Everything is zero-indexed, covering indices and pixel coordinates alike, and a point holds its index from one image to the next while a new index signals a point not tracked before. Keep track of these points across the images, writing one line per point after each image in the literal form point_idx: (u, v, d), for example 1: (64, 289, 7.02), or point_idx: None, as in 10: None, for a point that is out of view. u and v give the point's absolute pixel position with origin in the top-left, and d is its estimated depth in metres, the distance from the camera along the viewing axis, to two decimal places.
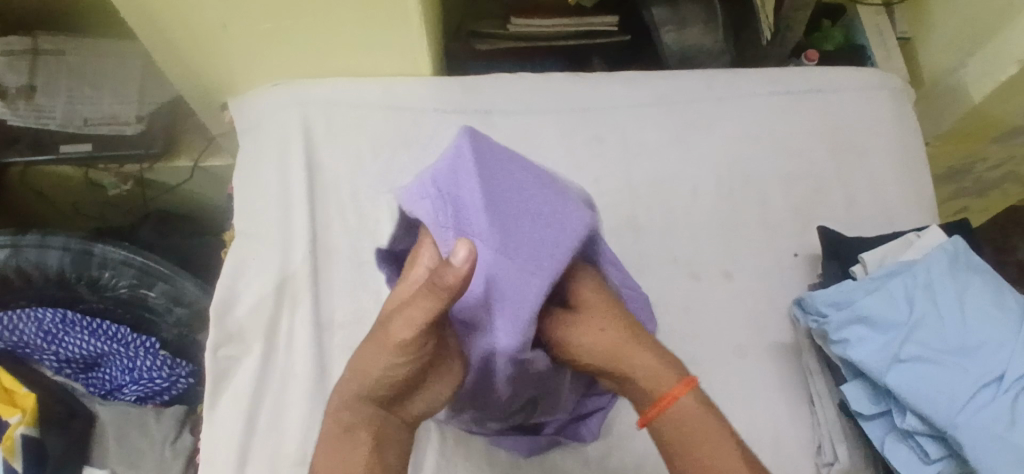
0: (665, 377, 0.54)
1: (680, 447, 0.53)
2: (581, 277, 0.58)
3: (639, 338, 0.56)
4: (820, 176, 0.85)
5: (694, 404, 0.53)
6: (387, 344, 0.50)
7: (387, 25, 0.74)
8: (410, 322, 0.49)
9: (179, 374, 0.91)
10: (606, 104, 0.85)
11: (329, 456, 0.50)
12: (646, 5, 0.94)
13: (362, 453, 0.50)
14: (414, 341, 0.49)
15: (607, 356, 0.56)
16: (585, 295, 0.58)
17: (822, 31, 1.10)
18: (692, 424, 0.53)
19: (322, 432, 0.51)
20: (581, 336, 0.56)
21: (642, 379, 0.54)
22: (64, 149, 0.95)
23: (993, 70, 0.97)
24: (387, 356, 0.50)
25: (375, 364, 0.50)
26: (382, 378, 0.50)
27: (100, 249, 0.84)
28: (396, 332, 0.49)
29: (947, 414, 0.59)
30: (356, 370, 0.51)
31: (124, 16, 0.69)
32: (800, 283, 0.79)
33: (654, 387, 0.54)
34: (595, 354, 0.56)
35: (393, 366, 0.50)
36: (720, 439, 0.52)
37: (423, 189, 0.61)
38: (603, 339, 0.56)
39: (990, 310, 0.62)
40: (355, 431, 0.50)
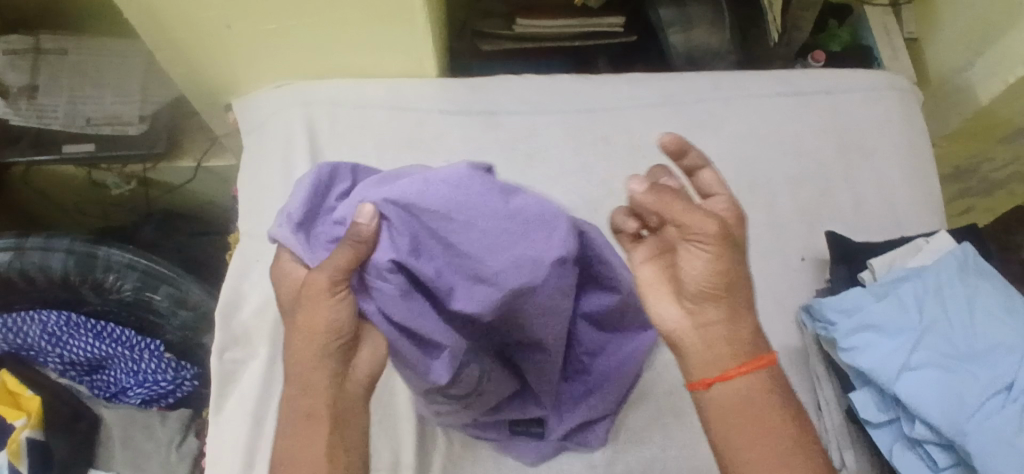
0: (750, 344, 0.52)
1: (736, 416, 0.51)
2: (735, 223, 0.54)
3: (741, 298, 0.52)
4: (829, 178, 0.84)
5: (763, 381, 0.52)
6: (313, 296, 0.52)
7: (392, 25, 0.73)
8: (331, 268, 0.52)
9: (183, 377, 0.90)
10: (612, 106, 0.84)
11: (299, 438, 0.52)
12: (653, 5, 0.93)
13: (324, 432, 0.51)
14: (341, 286, 0.52)
15: (718, 288, 0.51)
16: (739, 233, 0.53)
17: (829, 30, 1.09)
18: (745, 396, 0.51)
19: (285, 420, 0.53)
20: (725, 258, 0.50)
21: (742, 333, 0.52)
22: (67, 149, 0.94)
23: (1003, 71, 0.97)
24: (312, 317, 0.52)
25: (304, 330, 0.52)
26: (322, 333, 0.52)
27: (105, 251, 0.84)
28: (323, 278, 0.52)
29: (955, 421, 0.58)
30: (297, 333, 0.53)
31: (127, 16, 0.68)
32: (808, 287, 0.78)
33: (749, 350, 0.51)
34: (731, 282, 0.51)
35: (316, 323, 0.52)
36: (778, 416, 0.51)
37: (284, 211, 0.58)
38: (731, 273, 0.51)
39: (999, 317, 0.62)
40: (312, 412, 0.52)
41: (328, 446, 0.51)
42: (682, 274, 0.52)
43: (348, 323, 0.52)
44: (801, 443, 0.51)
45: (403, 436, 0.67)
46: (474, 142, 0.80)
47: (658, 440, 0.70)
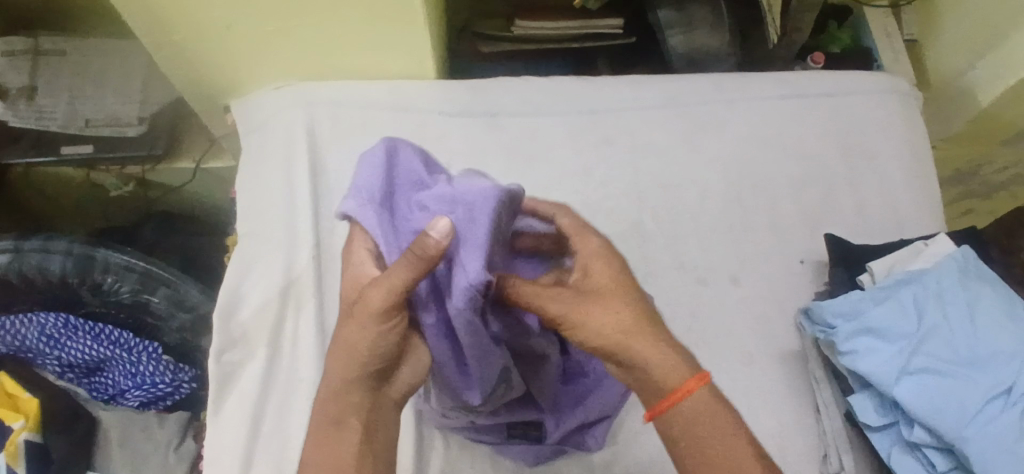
0: (682, 367, 0.55)
1: (685, 433, 0.54)
2: (605, 258, 0.59)
3: (657, 330, 0.57)
4: (829, 180, 0.84)
5: (708, 397, 0.55)
6: (364, 315, 0.52)
7: (392, 27, 0.73)
8: (388, 289, 0.51)
9: (182, 379, 0.91)
10: (613, 108, 0.84)
11: (323, 447, 0.52)
12: (653, 7, 0.93)
13: (352, 442, 0.52)
14: (392, 308, 0.51)
15: (621, 334, 0.56)
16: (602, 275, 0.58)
17: (830, 33, 1.08)
18: (699, 415, 0.54)
19: (311, 427, 0.54)
20: (604, 315, 0.56)
21: (655, 369, 0.55)
22: (67, 149, 0.94)
23: (1006, 75, 0.97)
24: (356, 335, 0.52)
25: (347, 344, 0.52)
26: (363, 352, 0.52)
27: (102, 253, 0.84)
28: (377, 300, 0.51)
29: (955, 426, 0.58)
30: (339, 347, 0.53)
31: (127, 18, 0.68)
32: (809, 290, 0.78)
33: (670, 377, 0.55)
34: (615, 331, 0.56)
35: (363, 342, 0.52)
36: (730, 433, 0.54)
37: (359, 190, 0.57)
38: (622, 318, 0.56)
39: (999, 321, 0.62)
40: (342, 421, 0.53)
41: (355, 456, 0.52)
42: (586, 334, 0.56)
43: (391, 345, 0.52)
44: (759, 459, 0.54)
45: (402, 439, 0.67)
46: (474, 144, 0.80)
47: (657, 443, 0.69)
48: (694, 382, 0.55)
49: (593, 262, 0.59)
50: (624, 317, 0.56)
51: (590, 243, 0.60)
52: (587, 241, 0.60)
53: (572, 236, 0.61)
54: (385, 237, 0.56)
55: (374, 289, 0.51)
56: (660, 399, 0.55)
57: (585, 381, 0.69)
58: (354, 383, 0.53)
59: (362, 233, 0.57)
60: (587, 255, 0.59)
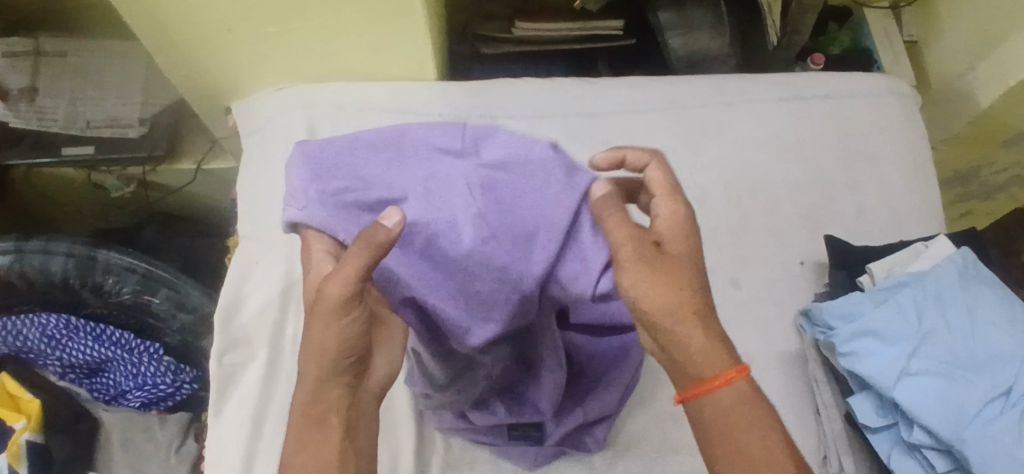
0: (722, 358, 0.53)
1: (713, 422, 0.53)
2: (686, 222, 0.54)
3: (711, 315, 0.54)
4: (829, 183, 0.84)
5: (745, 391, 0.53)
6: (325, 311, 0.50)
7: (394, 29, 0.73)
8: (344, 278, 0.49)
9: (183, 381, 0.90)
10: (612, 110, 0.84)
11: (306, 445, 0.52)
12: (654, 9, 0.93)
13: (336, 437, 0.53)
14: (352, 300, 0.50)
15: (670, 309, 0.52)
16: (681, 241, 0.54)
17: (830, 34, 1.09)
18: (736, 408, 0.53)
19: (293, 426, 0.53)
20: (662, 283, 0.52)
21: (698, 351, 0.53)
22: (67, 150, 0.94)
23: (1004, 76, 0.97)
24: (318, 332, 0.51)
25: (314, 341, 0.51)
26: (330, 349, 0.51)
27: (104, 254, 0.84)
28: (335, 292, 0.50)
29: (954, 427, 0.58)
30: (305, 345, 0.52)
31: (127, 19, 0.68)
32: (808, 292, 0.78)
33: (711, 364, 0.53)
34: (680, 299, 0.52)
35: (327, 336, 0.51)
36: (760, 432, 0.53)
37: (292, 198, 0.56)
38: (680, 292, 0.52)
39: (999, 323, 0.62)
40: (323, 418, 0.53)
41: (339, 451, 0.52)
42: (630, 298, 0.53)
43: (356, 339, 0.51)
44: (784, 456, 0.53)
45: (403, 440, 0.67)
46: None
47: (657, 444, 0.69)
48: (733, 372, 0.53)
49: (676, 224, 0.54)
50: (681, 294, 0.52)
51: (680, 201, 0.55)
52: (678, 198, 0.55)
53: (662, 190, 0.56)
54: (339, 229, 0.55)
55: (332, 280, 0.50)
56: (692, 384, 0.54)
57: (585, 382, 0.68)
58: (325, 379, 0.52)
59: (317, 235, 0.56)
60: (675, 215, 0.54)
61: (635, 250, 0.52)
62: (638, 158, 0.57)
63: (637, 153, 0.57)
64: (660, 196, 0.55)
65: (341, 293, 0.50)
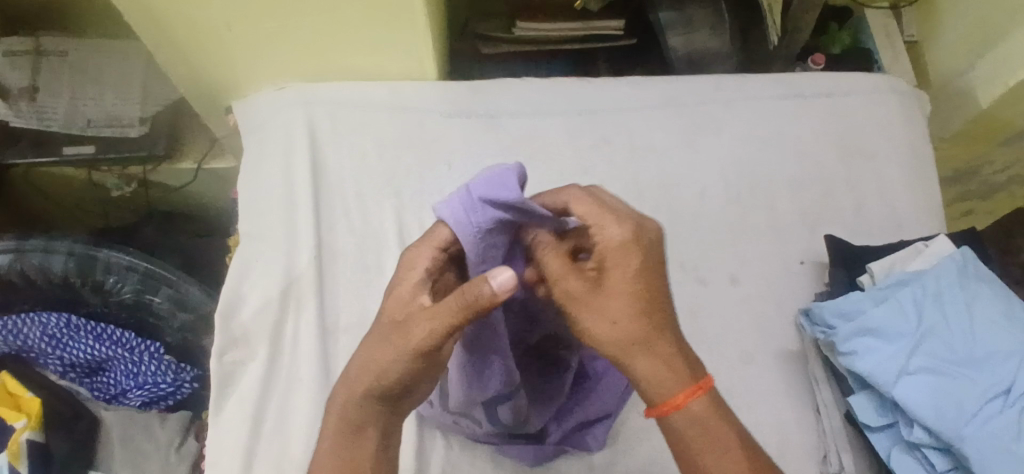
0: (678, 380, 0.53)
1: (679, 442, 0.54)
2: (625, 253, 0.54)
3: (663, 339, 0.53)
4: (828, 181, 0.84)
5: (705, 411, 0.53)
6: (400, 343, 0.53)
7: (394, 27, 0.73)
8: (432, 324, 0.51)
9: (183, 379, 0.91)
10: (612, 108, 0.84)
11: (343, 450, 0.54)
12: (654, 8, 0.94)
13: (370, 445, 0.55)
14: (433, 346, 0.52)
15: (616, 341, 0.53)
16: (618, 273, 0.54)
17: (830, 33, 1.09)
18: (692, 430, 0.53)
19: (327, 430, 0.55)
20: (600, 319, 0.53)
21: (651, 380, 0.53)
22: (67, 149, 0.94)
23: (1004, 74, 0.98)
24: (385, 356, 0.53)
25: (377, 361, 0.53)
26: (389, 375, 0.53)
27: (104, 253, 0.85)
28: (419, 334, 0.52)
29: (954, 425, 0.58)
30: (364, 364, 0.54)
31: (127, 17, 0.68)
32: (808, 290, 0.78)
33: (667, 388, 0.53)
34: (621, 332, 0.53)
35: (393, 364, 0.53)
36: (721, 446, 0.53)
37: (454, 194, 0.56)
38: (620, 324, 0.53)
39: (999, 322, 0.62)
40: (363, 427, 0.55)
41: (373, 462, 0.54)
42: (583, 334, 0.54)
43: (416, 373, 0.53)
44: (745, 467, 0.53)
45: (403, 439, 0.67)
46: (473, 145, 0.80)
47: (657, 442, 0.69)
48: (684, 396, 0.53)
49: (612, 256, 0.55)
50: (624, 324, 0.53)
51: (609, 234, 0.55)
52: (607, 230, 0.55)
53: (592, 222, 0.56)
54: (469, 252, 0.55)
55: (421, 319, 0.52)
56: (655, 407, 0.54)
57: (584, 383, 0.70)
58: (372, 397, 0.54)
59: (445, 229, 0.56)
60: (608, 249, 0.55)
61: (573, 286, 0.54)
62: (551, 203, 0.58)
63: (551, 197, 0.58)
64: (592, 225, 0.56)
65: (425, 336, 0.52)
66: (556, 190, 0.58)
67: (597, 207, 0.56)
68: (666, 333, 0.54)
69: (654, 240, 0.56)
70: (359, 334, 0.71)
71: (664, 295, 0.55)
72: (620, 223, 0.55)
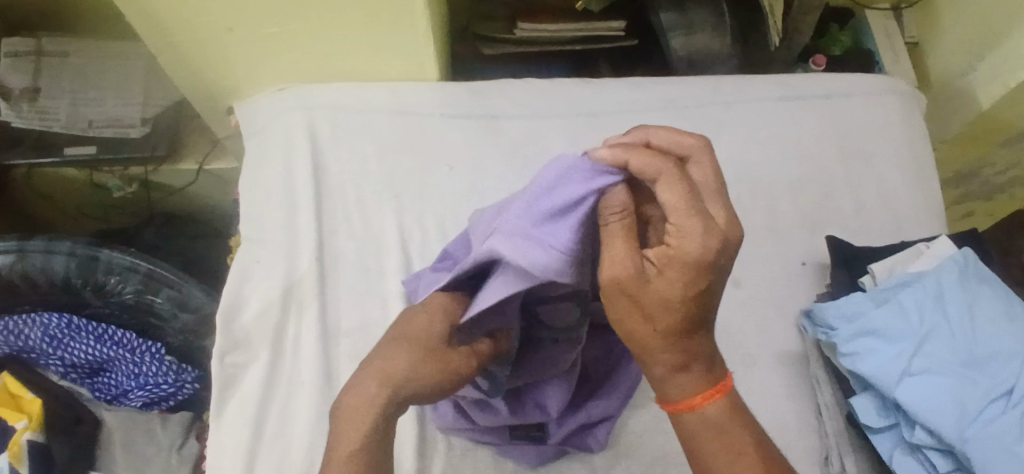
0: (697, 381, 0.53)
1: (688, 436, 0.55)
2: (697, 263, 0.48)
3: (697, 342, 0.52)
4: (830, 183, 0.84)
5: (719, 415, 0.54)
6: (446, 357, 0.56)
7: (395, 30, 0.73)
8: (473, 352, 0.57)
9: (185, 380, 0.91)
10: (613, 109, 0.84)
11: (368, 444, 0.53)
12: (655, 9, 0.93)
13: (387, 447, 0.54)
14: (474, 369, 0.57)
15: (651, 335, 0.51)
16: (675, 280, 0.49)
17: (832, 34, 1.08)
18: (705, 433, 0.54)
19: (346, 423, 0.53)
20: (643, 313, 0.50)
21: (668, 381, 0.53)
22: (68, 150, 0.94)
23: (1004, 77, 0.98)
24: (428, 364, 0.55)
25: (421, 367, 0.55)
26: (432, 379, 0.55)
27: (105, 254, 0.84)
28: (463, 354, 0.56)
29: (956, 427, 0.59)
30: (401, 358, 0.55)
31: (128, 19, 0.68)
32: (809, 292, 0.78)
33: (682, 390, 0.53)
34: (654, 333, 0.51)
35: (440, 371, 0.55)
36: (731, 452, 0.53)
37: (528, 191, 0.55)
38: (663, 324, 0.50)
39: (1001, 323, 0.62)
40: (387, 429, 0.54)
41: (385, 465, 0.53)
42: (618, 317, 0.52)
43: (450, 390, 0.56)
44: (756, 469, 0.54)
45: (404, 440, 0.67)
46: (474, 147, 0.80)
47: (657, 444, 0.69)
48: (700, 399, 0.54)
49: (678, 259, 0.48)
50: (662, 326, 0.50)
51: (690, 236, 0.47)
52: (687, 229, 0.47)
53: (675, 214, 0.48)
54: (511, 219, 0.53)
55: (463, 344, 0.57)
56: (674, 401, 0.54)
57: (585, 384, 0.70)
58: (405, 400, 0.54)
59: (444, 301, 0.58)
60: (681, 248, 0.48)
61: (621, 278, 0.49)
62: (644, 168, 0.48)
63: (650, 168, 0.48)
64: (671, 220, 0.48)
65: (470, 358, 0.56)
66: (654, 156, 0.48)
67: (685, 204, 0.47)
68: (697, 341, 0.52)
69: (733, 248, 0.49)
70: (361, 336, 0.71)
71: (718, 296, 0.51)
72: (706, 231, 0.47)
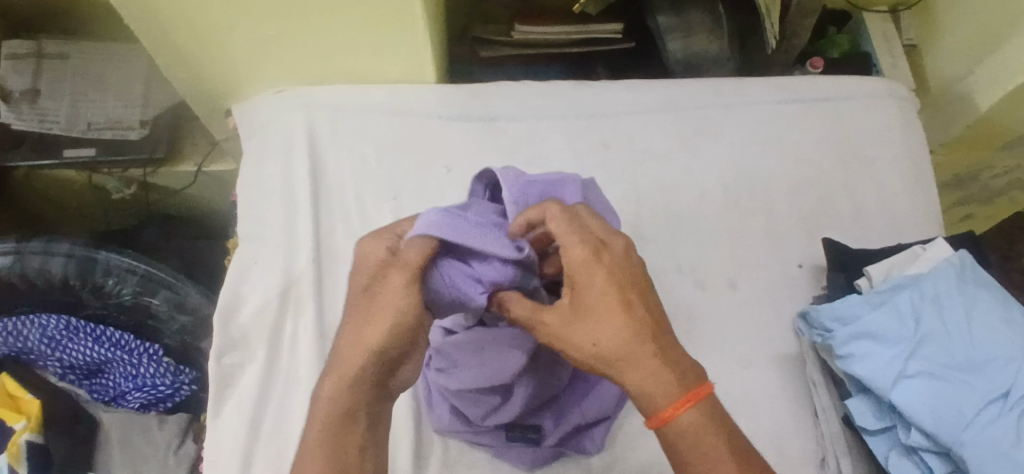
0: (668, 388, 0.52)
1: (678, 456, 0.52)
2: (592, 269, 0.53)
3: (647, 348, 0.52)
4: (827, 185, 0.84)
5: (696, 417, 0.52)
6: (370, 314, 0.53)
7: (394, 32, 0.73)
8: (398, 288, 0.53)
9: (182, 381, 0.91)
10: (611, 111, 0.85)
11: (331, 436, 0.52)
12: (653, 11, 0.94)
13: (358, 432, 0.53)
14: (410, 307, 0.53)
15: (600, 362, 0.52)
16: (591, 290, 0.53)
17: (829, 37, 1.08)
18: (697, 436, 0.52)
19: (314, 418, 0.53)
20: (580, 344, 0.52)
21: (645, 394, 0.52)
22: (67, 153, 0.95)
23: (1004, 79, 0.98)
24: (365, 330, 0.53)
25: (360, 338, 0.52)
26: (373, 347, 0.52)
27: (104, 256, 0.85)
28: (391, 295, 0.53)
29: (952, 429, 0.59)
30: (352, 342, 0.53)
31: (128, 20, 0.68)
32: (806, 294, 0.78)
33: (660, 399, 0.52)
34: (606, 353, 0.52)
35: (376, 335, 0.52)
36: (719, 453, 0.51)
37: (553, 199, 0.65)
38: (603, 345, 0.52)
39: (998, 326, 0.62)
40: (354, 409, 0.53)
41: (360, 448, 0.52)
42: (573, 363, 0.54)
43: (398, 344, 0.53)
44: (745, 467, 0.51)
45: (400, 441, 0.67)
46: (473, 148, 0.80)
47: (654, 445, 0.69)
48: (678, 405, 0.52)
49: (580, 281, 0.53)
50: (602, 345, 0.52)
51: (576, 253, 0.54)
52: (574, 250, 0.54)
53: (561, 242, 0.54)
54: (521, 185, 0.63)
55: (388, 281, 0.53)
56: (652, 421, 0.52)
57: (582, 385, 0.70)
58: (362, 374, 0.52)
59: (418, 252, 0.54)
60: (574, 271, 0.54)
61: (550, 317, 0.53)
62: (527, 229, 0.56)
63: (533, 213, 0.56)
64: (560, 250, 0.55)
65: (397, 296, 0.53)
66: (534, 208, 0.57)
67: (567, 224, 0.55)
68: (647, 344, 0.52)
69: (620, 254, 0.55)
70: None
71: (640, 294, 0.54)
72: (585, 246, 0.54)
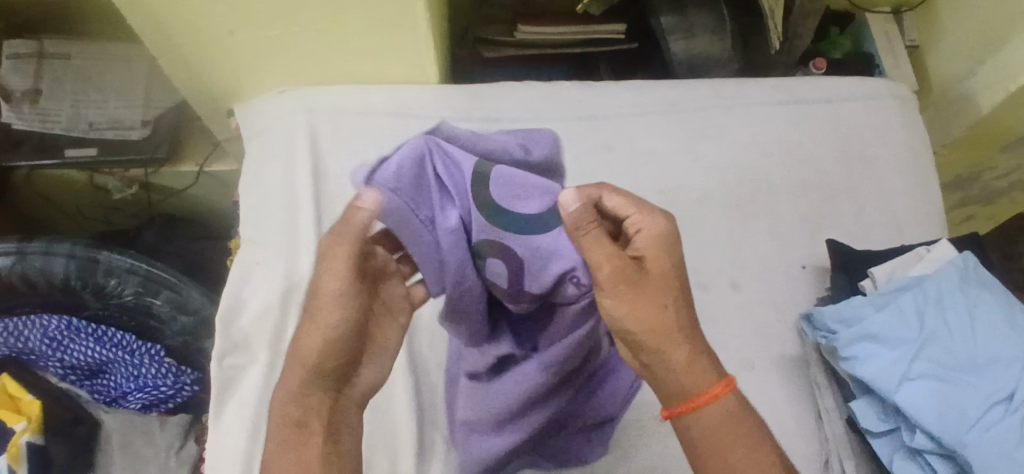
0: (707, 372, 0.54)
1: (707, 436, 0.54)
2: (666, 244, 0.55)
3: (694, 331, 0.55)
4: (830, 187, 0.84)
5: (730, 404, 0.54)
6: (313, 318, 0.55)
7: (396, 33, 0.73)
8: (334, 278, 0.54)
9: (184, 382, 0.91)
10: (613, 112, 0.84)
11: (286, 446, 0.53)
12: (656, 13, 0.93)
13: (315, 442, 0.53)
14: (346, 298, 0.55)
15: (653, 329, 0.53)
16: (663, 260, 0.54)
17: (831, 38, 1.08)
18: (726, 424, 0.54)
19: (273, 427, 0.54)
20: (641, 306, 0.53)
21: (686, 371, 0.54)
22: (69, 152, 0.94)
23: (1004, 81, 0.98)
24: (308, 338, 0.54)
25: (308, 343, 0.54)
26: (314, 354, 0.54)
27: (105, 256, 0.84)
28: (329, 289, 0.54)
29: (955, 432, 0.58)
30: (298, 349, 0.55)
31: (129, 21, 0.68)
32: (809, 296, 0.78)
33: (701, 378, 0.54)
34: (662, 320, 0.53)
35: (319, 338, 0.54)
36: (751, 437, 0.54)
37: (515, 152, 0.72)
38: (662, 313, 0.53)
39: (1002, 327, 0.62)
40: (306, 423, 0.53)
41: (321, 456, 0.52)
42: (619, 320, 0.54)
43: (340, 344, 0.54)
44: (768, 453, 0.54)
45: (402, 442, 0.67)
46: None
47: (658, 448, 0.69)
48: (718, 387, 0.54)
49: (649, 248, 0.54)
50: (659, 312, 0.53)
51: (653, 224, 0.55)
52: (650, 221, 0.55)
53: (632, 214, 0.55)
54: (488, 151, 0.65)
55: (326, 279, 0.55)
56: (683, 400, 0.54)
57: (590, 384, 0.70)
58: (312, 381, 0.54)
59: (366, 212, 0.55)
60: (648, 240, 0.55)
61: (621, 267, 0.53)
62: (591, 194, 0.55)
63: (592, 189, 0.55)
64: (633, 218, 0.55)
65: (333, 292, 0.54)
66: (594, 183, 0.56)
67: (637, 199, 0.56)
68: (694, 325, 0.55)
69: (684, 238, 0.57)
70: None
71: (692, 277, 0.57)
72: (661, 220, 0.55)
